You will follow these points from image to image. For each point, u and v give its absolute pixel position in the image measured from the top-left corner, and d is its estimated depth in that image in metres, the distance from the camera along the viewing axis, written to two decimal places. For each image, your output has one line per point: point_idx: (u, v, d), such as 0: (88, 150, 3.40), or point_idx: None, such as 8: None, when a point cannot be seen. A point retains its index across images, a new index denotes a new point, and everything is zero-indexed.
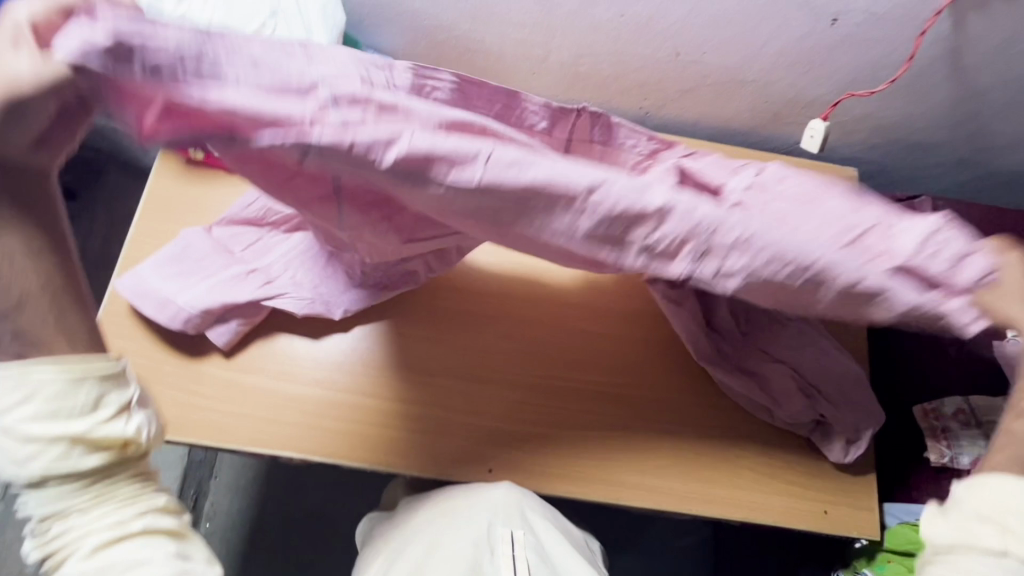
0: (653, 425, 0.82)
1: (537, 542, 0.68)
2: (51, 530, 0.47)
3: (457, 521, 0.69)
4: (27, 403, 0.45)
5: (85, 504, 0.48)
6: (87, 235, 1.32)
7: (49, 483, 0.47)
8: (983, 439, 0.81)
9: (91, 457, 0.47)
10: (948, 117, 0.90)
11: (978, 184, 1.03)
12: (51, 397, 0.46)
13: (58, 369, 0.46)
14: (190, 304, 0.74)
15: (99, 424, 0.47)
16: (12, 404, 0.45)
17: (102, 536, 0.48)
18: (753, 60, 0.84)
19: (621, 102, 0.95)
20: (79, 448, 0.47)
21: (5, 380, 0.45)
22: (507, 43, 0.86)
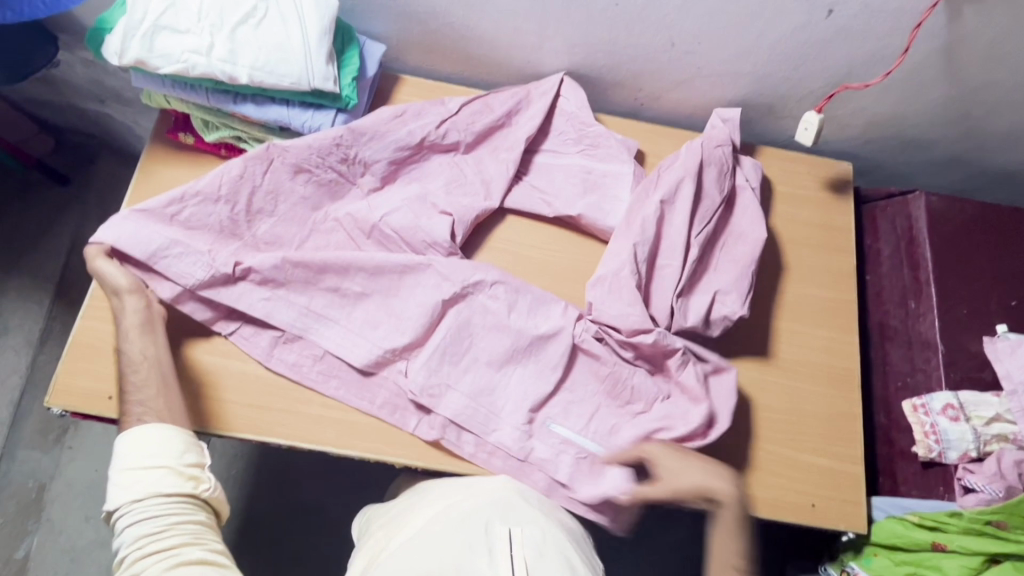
0: None
1: (535, 537, 0.64)
2: (128, 556, 0.61)
3: (455, 516, 0.67)
4: (133, 456, 0.64)
5: (156, 531, 0.61)
6: (78, 222, 1.32)
7: (139, 509, 0.62)
8: (972, 434, 0.80)
9: (174, 489, 0.63)
10: (940, 114, 0.90)
11: (968, 181, 1.03)
12: (155, 444, 0.64)
13: (157, 427, 0.65)
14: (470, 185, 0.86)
15: (185, 466, 0.64)
16: (131, 504, 0.62)
17: (165, 560, 0.60)
18: (747, 53, 0.84)
19: (615, 95, 0.95)
20: (169, 478, 0.63)
21: (131, 438, 0.65)
22: (502, 33, 0.86)
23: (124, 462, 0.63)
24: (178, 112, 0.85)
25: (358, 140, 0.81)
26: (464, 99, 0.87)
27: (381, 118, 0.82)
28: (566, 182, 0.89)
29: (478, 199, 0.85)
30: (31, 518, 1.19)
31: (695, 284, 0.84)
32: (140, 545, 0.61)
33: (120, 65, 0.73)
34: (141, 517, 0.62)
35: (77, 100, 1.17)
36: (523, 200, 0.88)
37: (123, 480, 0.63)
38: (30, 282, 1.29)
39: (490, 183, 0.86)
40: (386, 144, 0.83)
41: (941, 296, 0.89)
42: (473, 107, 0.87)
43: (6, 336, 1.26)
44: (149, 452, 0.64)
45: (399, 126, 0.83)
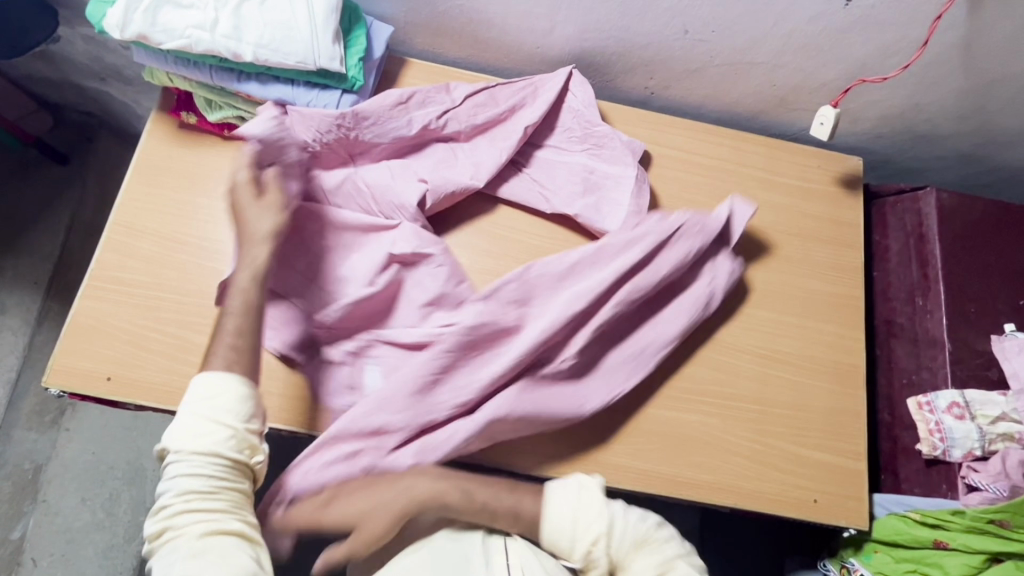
0: (647, 410, 0.82)
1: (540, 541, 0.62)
2: (172, 508, 0.57)
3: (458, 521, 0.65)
4: (207, 403, 0.60)
5: (206, 492, 0.57)
6: (76, 202, 1.31)
7: (192, 463, 0.58)
8: (976, 432, 0.80)
9: (233, 452, 0.59)
10: (954, 109, 0.89)
11: (977, 178, 1.03)
12: (228, 399, 0.61)
13: (235, 381, 0.62)
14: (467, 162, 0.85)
15: (246, 432, 0.61)
16: (188, 455, 0.58)
17: (208, 525, 0.56)
18: (762, 41, 0.82)
19: (625, 81, 0.93)
20: (231, 440, 0.60)
21: (206, 384, 0.61)
22: (511, 17, 0.84)
23: (201, 407, 0.60)
24: (180, 90, 0.83)
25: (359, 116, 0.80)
26: (480, 91, 0.86)
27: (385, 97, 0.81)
28: (567, 179, 0.87)
29: (463, 176, 0.83)
30: (26, 499, 1.19)
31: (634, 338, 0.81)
32: (187, 501, 0.57)
33: (120, 39, 0.71)
34: (197, 469, 0.58)
35: (75, 77, 1.15)
36: (524, 192, 0.86)
37: (189, 424, 0.59)
38: (27, 262, 1.27)
39: (481, 168, 0.84)
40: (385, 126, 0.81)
41: (949, 293, 0.88)
42: (485, 96, 0.86)
43: (3, 317, 1.25)
44: (227, 406, 0.60)
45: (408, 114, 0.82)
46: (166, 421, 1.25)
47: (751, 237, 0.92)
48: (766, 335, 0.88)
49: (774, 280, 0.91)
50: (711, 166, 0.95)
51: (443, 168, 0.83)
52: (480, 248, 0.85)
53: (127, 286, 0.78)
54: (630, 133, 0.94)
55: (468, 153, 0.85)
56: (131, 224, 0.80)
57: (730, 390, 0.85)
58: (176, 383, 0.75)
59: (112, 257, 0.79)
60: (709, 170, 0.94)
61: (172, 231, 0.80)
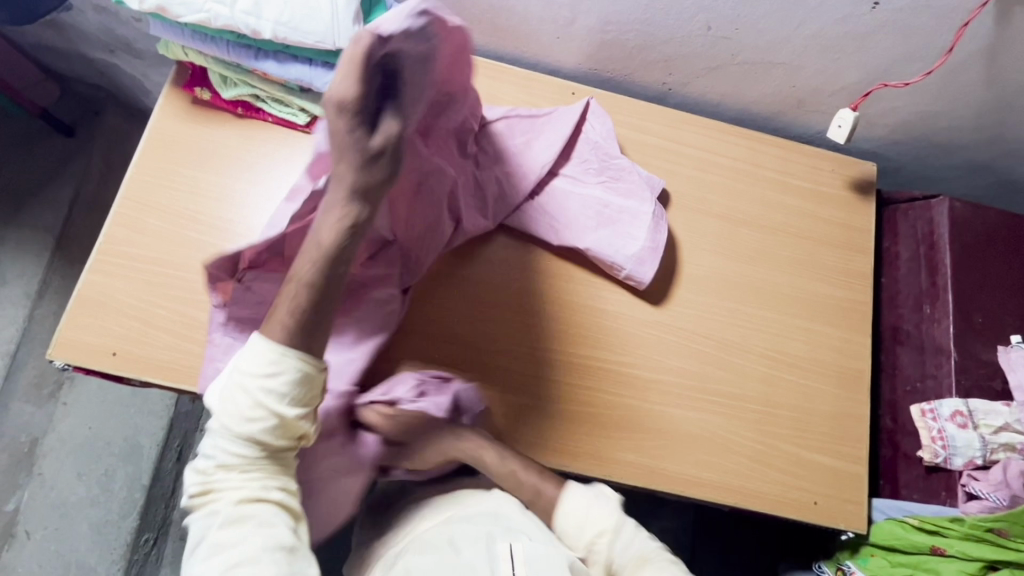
0: (653, 405, 0.82)
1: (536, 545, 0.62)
2: (217, 475, 0.57)
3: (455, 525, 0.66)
4: (264, 379, 0.56)
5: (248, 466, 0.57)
6: (80, 175, 1.29)
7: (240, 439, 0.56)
8: (979, 442, 0.80)
9: (280, 437, 0.57)
10: (972, 118, 0.89)
11: (987, 189, 1.03)
12: (286, 379, 0.56)
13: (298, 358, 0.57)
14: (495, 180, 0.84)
15: (295, 416, 0.57)
16: (234, 425, 0.56)
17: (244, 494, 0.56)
18: (784, 42, 0.82)
19: (644, 76, 0.93)
20: (279, 426, 0.57)
21: (266, 353, 0.56)
22: (534, 5, 0.83)
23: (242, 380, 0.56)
24: (195, 65, 0.82)
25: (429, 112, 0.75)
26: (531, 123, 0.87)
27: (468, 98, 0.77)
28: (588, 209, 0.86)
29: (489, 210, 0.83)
30: (22, 472, 1.19)
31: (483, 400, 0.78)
32: (232, 469, 0.57)
33: (139, 10, 0.70)
34: (244, 444, 0.56)
35: (84, 48, 1.14)
36: (531, 218, 0.85)
37: (230, 395, 0.56)
38: (28, 234, 1.26)
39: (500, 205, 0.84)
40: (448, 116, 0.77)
41: (957, 303, 0.88)
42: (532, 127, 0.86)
43: (3, 288, 1.24)
44: (274, 386, 0.56)
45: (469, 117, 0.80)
46: (164, 398, 1.25)
47: (762, 238, 0.92)
48: (775, 337, 0.88)
49: (783, 282, 0.91)
50: (726, 165, 0.94)
51: (476, 186, 0.82)
52: (492, 237, 0.85)
53: (135, 261, 0.77)
54: (645, 129, 0.94)
55: (500, 180, 0.84)
56: (140, 199, 0.79)
57: (736, 390, 0.85)
58: (181, 359, 0.75)
59: (120, 231, 0.78)
60: (723, 169, 0.94)
61: (181, 208, 0.80)
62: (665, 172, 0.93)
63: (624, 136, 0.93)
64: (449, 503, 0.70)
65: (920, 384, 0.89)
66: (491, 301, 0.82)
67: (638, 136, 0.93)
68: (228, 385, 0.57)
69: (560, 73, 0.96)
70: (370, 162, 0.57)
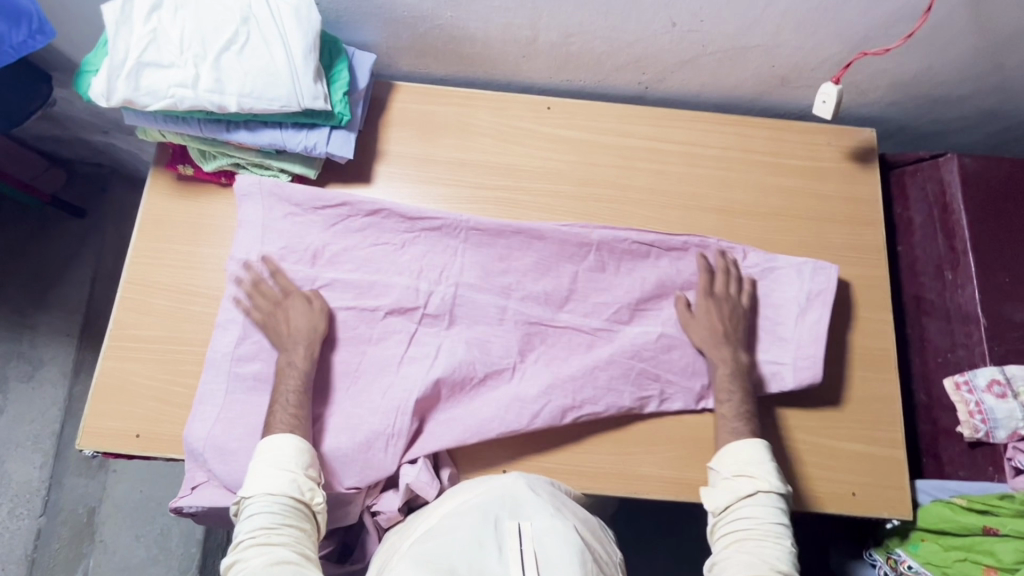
0: (665, 432, 0.80)
1: (544, 526, 0.62)
2: (243, 549, 0.65)
3: (462, 512, 0.65)
4: (276, 475, 0.68)
5: (262, 536, 0.65)
6: (97, 253, 1.35)
7: (257, 530, 0.65)
8: (1020, 411, 0.76)
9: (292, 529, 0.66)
10: (968, 69, 0.84)
11: (998, 136, 0.97)
12: (283, 476, 0.68)
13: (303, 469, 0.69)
14: (598, 400, 0.78)
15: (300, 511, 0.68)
16: (252, 517, 0.66)
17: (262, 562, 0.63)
18: (755, 24, 0.79)
19: (618, 78, 0.91)
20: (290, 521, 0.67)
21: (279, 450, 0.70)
22: (493, 29, 0.82)
23: (289, 490, 0.67)
24: (174, 144, 0.84)
25: (345, 252, 0.81)
26: (822, 301, 0.82)
27: (495, 240, 0.83)
28: (792, 316, 0.83)
29: (559, 416, 0.77)
30: (84, 541, 1.24)
31: (475, 433, 0.76)
32: (247, 545, 0.65)
33: (108, 105, 0.72)
34: (253, 529, 0.65)
35: (81, 133, 1.18)
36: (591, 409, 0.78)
37: (260, 503, 0.67)
38: (57, 316, 1.31)
39: (493, 425, 0.76)
40: (452, 276, 0.81)
41: (980, 265, 0.83)
42: (827, 297, 0.82)
43: (41, 371, 1.29)
44: (280, 485, 0.67)
45: (488, 283, 0.82)
46: None
47: (763, 226, 0.89)
48: (790, 273, 0.84)
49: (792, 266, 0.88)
50: (716, 156, 0.91)
51: (580, 394, 0.78)
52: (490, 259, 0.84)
53: (146, 342, 0.80)
54: (627, 132, 0.92)
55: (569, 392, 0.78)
56: (142, 281, 0.82)
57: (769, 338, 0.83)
58: None
59: (129, 315, 0.81)
60: (714, 161, 0.91)
61: (184, 285, 0.82)
62: (653, 173, 0.91)
63: (606, 143, 0.91)
64: (453, 499, 0.70)
65: (955, 353, 0.84)
66: (552, 443, 0.79)
67: (620, 141, 0.91)
68: (256, 476, 0.69)
69: (534, 89, 0.94)
70: (299, 322, 0.77)
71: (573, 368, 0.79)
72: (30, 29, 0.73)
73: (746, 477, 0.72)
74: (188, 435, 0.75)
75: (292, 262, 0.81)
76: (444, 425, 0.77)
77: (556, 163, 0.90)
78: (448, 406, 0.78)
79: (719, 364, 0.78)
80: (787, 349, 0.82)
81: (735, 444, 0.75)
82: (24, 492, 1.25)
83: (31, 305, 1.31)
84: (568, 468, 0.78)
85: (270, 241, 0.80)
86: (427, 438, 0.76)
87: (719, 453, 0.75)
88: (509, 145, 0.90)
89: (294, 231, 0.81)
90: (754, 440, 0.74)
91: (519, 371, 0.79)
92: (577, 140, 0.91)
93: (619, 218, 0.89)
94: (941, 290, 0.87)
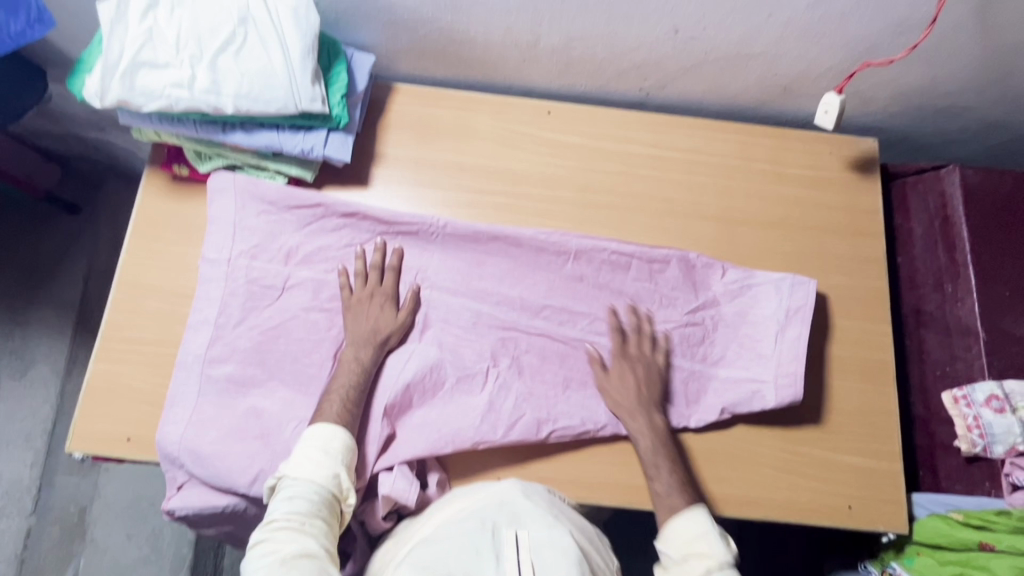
0: None
1: (541, 535, 0.62)
2: (273, 529, 0.63)
3: (457, 521, 0.64)
4: (319, 464, 0.68)
5: (296, 521, 0.63)
6: (91, 250, 1.34)
7: (293, 514, 0.64)
8: (1019, 426, 0.76)
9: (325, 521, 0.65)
10: (972, 81, 0.83)
11: (1001, 148, 0.97)
12: (324, 467, 0.68)
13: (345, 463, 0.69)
14: (572, 413, 0.78)
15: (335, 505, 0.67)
16: (289, 500, 0.65)
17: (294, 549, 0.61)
18: (759, 32, 0.78)
19: (619, 84, 0.90)
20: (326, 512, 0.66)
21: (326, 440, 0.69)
22: (494, 33, 0.81)
23: (330, 480, 0.67)
24: (169, 144, 0.83)
25: (320, 252, 0.81)
26: (800, 317, 0.82)
27: (467, 242, 0.83)
28: (770, 331, 0.82)
29: (528, 429, 0.76)
30: (75, 541, 1.23)
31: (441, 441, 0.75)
32: (278, 527, 0.63)
33: (102, 105, 0.71)
34: (289, 512, 0.64)
35: (76, 129, 1.17)
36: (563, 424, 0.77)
37: (300, 487, 0.66)
38: (50, 313, 1.30)
39: (466, 434, 0.75)
40: (428, 278, 0.82)
41: (981, 279, 0.83)
42: (806, 313, 0.82)
43: (33, 368, 1.28)
44: (321, 475, 0.67)
45: (465, 287, 0.82)
46: None
47: (763, 236, 0.88)
48: (765, 284, 0.83)
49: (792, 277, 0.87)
50: (717, 164, 0.91)
51: (554, 406, 0.78)
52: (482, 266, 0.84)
53: (138, 345, 0.79)
54: (627, 138, 0.91)
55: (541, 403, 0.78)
56: (134, 283, 0.81)
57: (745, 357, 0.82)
58: None
59: (121, 317, 0.80)
60: (714, 168, 0.91)
61: (176, 287, 0.81)
62: (653, 180, 0.90)
63: (605, 149, 0.91)
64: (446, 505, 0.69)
65: (953, 367, 0.84)
66: (546, 452, 0.78)
67: (619, 147, 0.91)
68: (297, 462, 0.68)
69: (534, 93, 0.94)
70: (369, 315, 0.78)
71: (546, 380, 0.79)
72: (28, 18, 0.72)
73: (696, 556, 0.69)
74: (164, 437, 0.74)
75: (266, 262, 0.80)
76: (416, 435, 0.75)
77: (556, 169, 0.89)
78: (422, 413, 0.77)
79: (639, 433, 0.76)
80: (767, 366, 0.81)
81: (675, 524, 0.71)
82: (15, 490, 1.24)
83: (24, 302, 1.30)
84: (563, 477, 0.78)
85: (243, 241, 0.79)
86: (404, 445, 0.75)
87: (664, 533, 0.72)
88: (508, 150, 0.90)
89: (268, 230, 0.80)
90: (692, 512, 0.72)
91: (492, 377, 0.78)
92: (576, 146, 0.90)
93: (617, 225, 0.88)
94: (940, 302, 0.86)
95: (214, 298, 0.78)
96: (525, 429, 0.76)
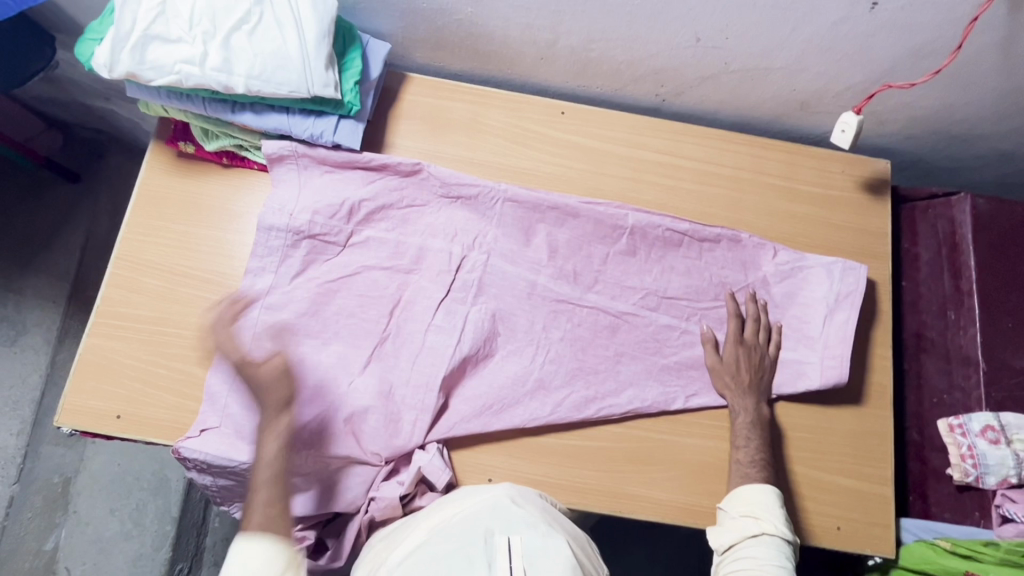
0: (654, 452, 0.79)
1: (534, 540, 0.61)
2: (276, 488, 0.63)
3: (448, 528, 0.63)
4: None
5: None
6: (89, 220, 1.32)
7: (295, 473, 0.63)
8: (1012, 459, 0.76)
9: None
10: (991, 109, 0.83)
11: (1014, 177, 0.96)
12: None
13: None
14: (620, 390, 0.79)
15: None
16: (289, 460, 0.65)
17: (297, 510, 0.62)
18: (781, 47, 0.77)
19: (636, 88, 0.89)
20: None
21: None
22: (514, 29, 0.80)
23: None
24: (176, 120, 0.82)
25: (381, 211, 0.81)
26: (850, 302, 0.83)
27: (530, 216, 0.84)
28: (818, 313, 0.83)
29: (567, 407, 0.78)
30: (57, 512, 1.22)
31: (501, 403, 0.77)
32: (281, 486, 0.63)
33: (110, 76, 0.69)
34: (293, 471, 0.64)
35: (81, 97, 1.15)
36: (597, 404, 0.78)
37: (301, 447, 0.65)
38: (44, 282, 1.29)
39: (516, 407, 0.77)
40: (486, 243, 0.82)
41: (985, 308, 0.83)
42: (855, 298, 0.83)
43: (24, 336, 1.27)
44: None
45: (520, 256, 0.82)
46: None
47: None
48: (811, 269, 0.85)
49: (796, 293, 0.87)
50: (728, 175, 0.90)
51: (592, 386, 0.79)
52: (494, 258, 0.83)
53: (134, 322, 0.78)
54: (640, 143, 0.90)
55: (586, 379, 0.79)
56: (134, 259, 0.80)
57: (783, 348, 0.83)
58: (184, 420, 0.76)
59: (118, 293, 0.79)
60: (725, 180, 0.90)
61: (177, 266, 0.80)
62: (663, 188, 0.89)
63: (617, 153, 0.90)
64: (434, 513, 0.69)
65: (951, 395, 0.84)
66: (539, 455, 0.78)
67: (632, 151, 0.90)
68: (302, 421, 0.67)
69: (549, 92, 0.93)
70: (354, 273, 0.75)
71: (597, 353, 0.81)
72: None
73: (750, 517, 0.71)
74: (212, 377, 0.75)
75: (326, 219, 0.79)
76: (472, 396, 0.77)
77: (567, 170, 0.88)
78: (477, 380, 0.78)
79: (738, 412, 0.78)
80: (813, 349, 0.83)
81: (745, 486, 0.74)
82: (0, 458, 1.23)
83: (18, 269, 1.29)
84: (554, 480, 0.77)
85: (306, 195, 0.79)
86: (453, 412, 0.77)
87: (731, 494, 0.74)
88: (520, 147, 0.89)
89: (329, 188, 0.80)
90: (763, 484, 0.74)
91: (541, 352, 0.80)
92: (589, 148, 0.89)
93: None
94: (942, 329, 0.86)
95: (274, 248, 0.78)
96: (574, 406, 0.78)
